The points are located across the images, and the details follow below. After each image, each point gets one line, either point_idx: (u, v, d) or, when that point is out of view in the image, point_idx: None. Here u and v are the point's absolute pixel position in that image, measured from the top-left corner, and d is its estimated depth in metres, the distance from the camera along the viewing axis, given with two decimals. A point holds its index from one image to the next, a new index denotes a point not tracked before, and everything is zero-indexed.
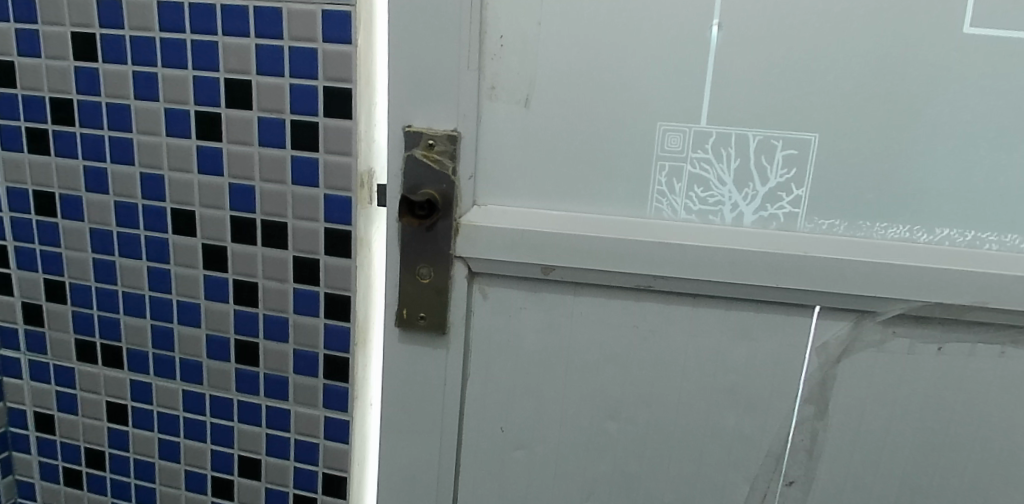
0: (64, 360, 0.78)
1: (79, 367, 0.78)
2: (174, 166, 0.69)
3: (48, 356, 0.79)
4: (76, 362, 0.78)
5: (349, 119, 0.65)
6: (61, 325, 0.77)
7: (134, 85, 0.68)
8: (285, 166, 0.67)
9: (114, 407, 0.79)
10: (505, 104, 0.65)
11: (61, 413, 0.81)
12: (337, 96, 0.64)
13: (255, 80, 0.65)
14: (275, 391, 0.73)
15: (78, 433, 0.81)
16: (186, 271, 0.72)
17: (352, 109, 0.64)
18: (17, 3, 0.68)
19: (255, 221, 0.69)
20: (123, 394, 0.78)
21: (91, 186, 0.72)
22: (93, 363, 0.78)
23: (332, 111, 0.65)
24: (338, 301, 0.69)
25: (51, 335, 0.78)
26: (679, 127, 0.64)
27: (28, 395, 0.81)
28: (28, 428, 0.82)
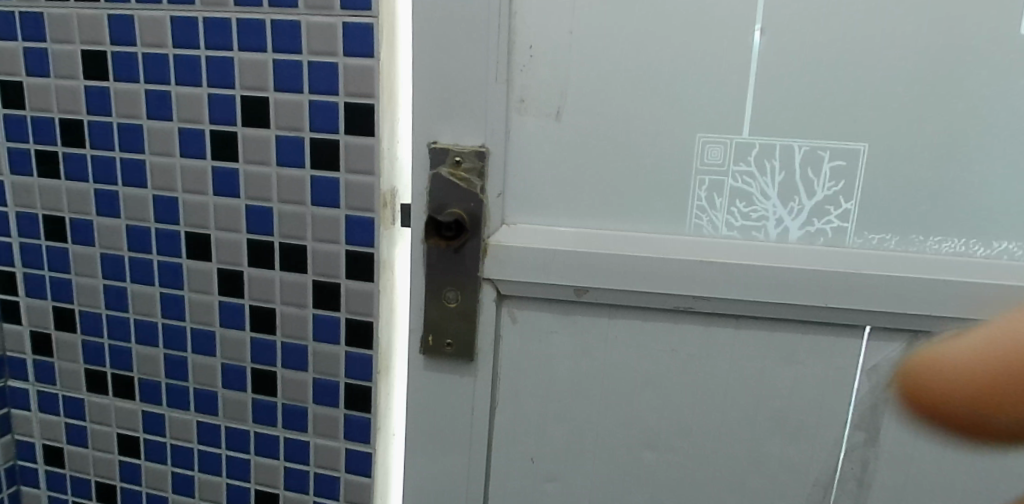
0: (74, 390, 0.75)
1: (90, 398, 0.75)
2: (188, 188, 0.66)
3: (58, 386, 0.75)
4: (87, 392, 0.75)
5: (371, 136, 0.62)
6: (72, 355, 0.74)
7: (146, 104, 0.65)
8: (304, 186, 0.64)
9: (126, 440, 0.75)
10: (535, 117, 0.62)
11: (71, 445, 0.77)
12: (359, 111, 0.61)
13: (272, 96, 0.62)
14: (293, 422, 0.69)
15: (88, 466, 0.77)
16: (201, 297, 0.69)
17: (375, 125, 0.61)
18: (26, 21, 0.66)
19: (273, 244, 0.66)
20: (135, 425, 0.74)
21: (102, 210, 0.69)
22: (104, 394, 0.74)
23: (353, 128, 0.62)
24: (361, 327, 0.66)
25: (61, 365, 0.75)
26: (720, 139, 0.61)
27: (37, 427, 0.77)
28: (37, 462, 0.79)
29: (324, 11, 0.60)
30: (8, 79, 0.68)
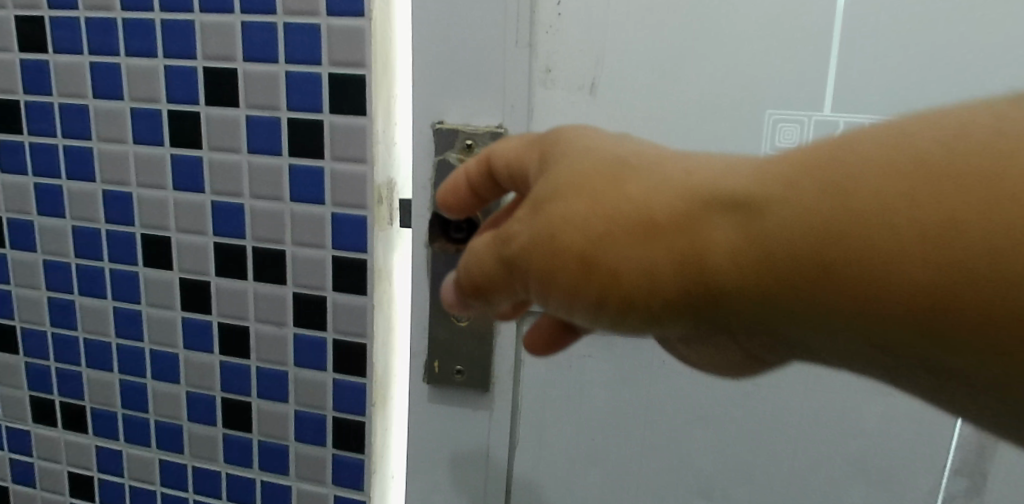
0: (18, 421, 0.64)
1: (36, 431, 0.63)
2: (143, 181, 0.55)
3: None
4: (32, 424, 0.63)
5: (362, 115, 0.50)
6: (13, 380, 0.63)
7: (92, 81, 0.54)
8: (281, 178, 0.52)
9: (77, 480, 0.63)
10: (563, 92, 0.50)
11: (15, 485, 0.65)
12: (346, 84, 0.50)
13: (241, 68, 0.51)
14: (272, 463, 0.58)
15: None
16: (161, 313, 0.57)
17: (366, 101, 0.50)
18: None
19: (246, 249, 0.54)
20: (88, 464, 0.63)
21: (44, 208, 0.58)
22: (51, 425, 0.63)
23: (340, 106, 0.50)
24: (352, 351, 0.54)
25: (2, 391, 0.63)
26: (797, 119, 0.49)
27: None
28: None
29: None
30: None
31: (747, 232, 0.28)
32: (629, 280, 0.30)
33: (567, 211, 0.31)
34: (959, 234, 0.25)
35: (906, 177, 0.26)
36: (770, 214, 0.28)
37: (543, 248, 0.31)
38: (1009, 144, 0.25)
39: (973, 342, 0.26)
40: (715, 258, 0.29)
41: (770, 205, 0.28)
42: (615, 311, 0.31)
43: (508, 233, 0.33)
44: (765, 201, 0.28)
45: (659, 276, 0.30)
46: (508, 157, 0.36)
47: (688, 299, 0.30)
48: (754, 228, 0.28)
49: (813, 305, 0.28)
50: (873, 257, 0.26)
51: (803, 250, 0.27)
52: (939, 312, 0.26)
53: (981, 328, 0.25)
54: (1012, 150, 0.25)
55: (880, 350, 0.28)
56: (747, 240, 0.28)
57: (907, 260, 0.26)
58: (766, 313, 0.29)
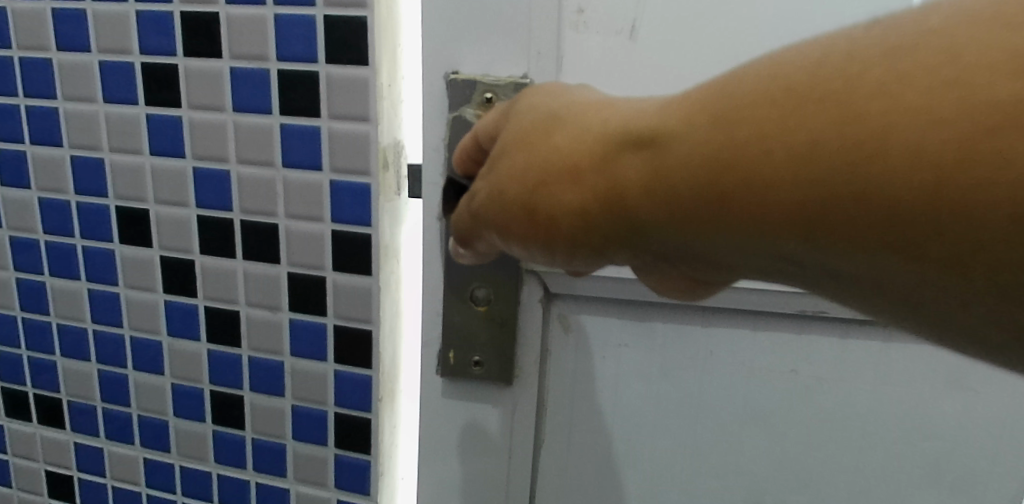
0: None
1: (9, 427, 0.57)
2: (115, 146, 0.48)
3: None
4: (5, 418, 0.57)
5: (364, 66, 0.43)
6: None
7: (54, 29, 0.47)
8: (272, 140, 0.45)
9: (55, 481, 0.57)
10: (597, 37, 0.42)
11: None
12: (345, 29, 0.43)
13: (223, 12, 0.44)
14: (267, 464, 0.51)
15: None
16: (141, 297, 0.51)
17: (369, 50, 0.43)
18: None
19: (233, 223, 0.47)
20: (67, 462, 0.57)
21: (8, 178, 0.51)
22: (26, 420, 0.57)
23: (339, 55, 0.43)
24: (356, 339, 0.48)
25: None
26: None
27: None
28: None
29: None
30: None
31: (652, 168, 0.28)
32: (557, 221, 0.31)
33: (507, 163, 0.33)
34: (856, 157, 0.23)
35: (813, 98, 0.24)
36: (671, 147, 0.27)
37: (495, 196, 0.33)
38: (916, 65, 0.22)
39: (894, 264, 0.24)
40: (630, 193, 0.29)
41: (669, 141, 0.27)
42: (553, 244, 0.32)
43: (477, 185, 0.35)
44: (666, 136, 0.28)
45: (583, 211, 0.30)
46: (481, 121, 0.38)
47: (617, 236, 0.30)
48: (660, 163, 0.28)
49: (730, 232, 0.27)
50: (773, 184, 0.25)
51: (700, 178, 0.26)
52: (846, 236, 0.24)
53: (892, 246, 0.23)
54: (930, 62, 0.22)
55: (803, 275, 0.27)
56: (655, 175, 0.28)
57: (801, 185, 0.24)
58: (689, 248, 0.28)
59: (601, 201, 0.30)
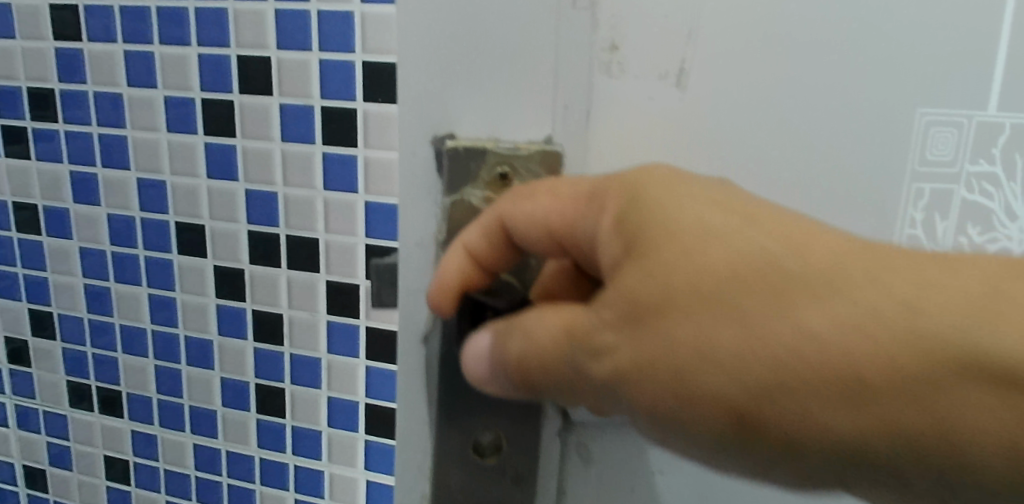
0: (55, 405, 0.64)
1: (72, 415, 0.64)
2: (177, 170, 0.54)
3: (37, 401, 0.64)
4: (70, 409, 0.64)
5: (396, 104, 0.49)
6: (50, 365, 0.63)
7: (125, 69, 0.53)
8: (314, 166, 0.51)
9: (113, 464, 0.64)
10: (635, 82, 0.45)
11: (53, 468, 0.66)
12: (380, 73, 0.49)
13: (275, 56, 0.50)
14: (305, 448, 0.58)
15: (71, 493, 0.66)
16: (196, 300, 0.57)
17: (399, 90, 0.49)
18: None
19: (279, 235, 0.53)
20: (124, 447, 0.63)
21: (80, 197, 0.58)
22: (88, 410, 0.63)
23: (374, 95, 0.49)
24: (384, 338, 0.54)
25: (40, 375, 0.64)
26: (948, 116, 0.44)
27: (15, 447, 0.66)
28: (17, 485, 0.67)
29: None
30: None
31: (887, 376, 0.28)
32: (737, 414, 0.31)
33: (691, 340, 0.31)
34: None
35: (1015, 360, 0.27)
36: (898, 366, 0.28)
37: (663, 373, 0.32)
38: None
39: None
40: (845, 412, 0.29)
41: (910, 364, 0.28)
42: (720, 435, 0.32)
43: (606, 347, 0.33)
44: (899, 372, 0.28)
45: (772, 410, 0.30)
46: (591, 228, 0.37)
47: (818, 387, 0.29)
48: (884, 382, 0.28)
49: (903, 464, 0.29)
50: (966, 427, 0.28)
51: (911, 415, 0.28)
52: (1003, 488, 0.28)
53: None
54: None
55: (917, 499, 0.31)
56: (878, 387, 0.28)
57: (997, 435, 0.28)
58: (852, 465, 0.30)
59: (801, 387, 0.29)
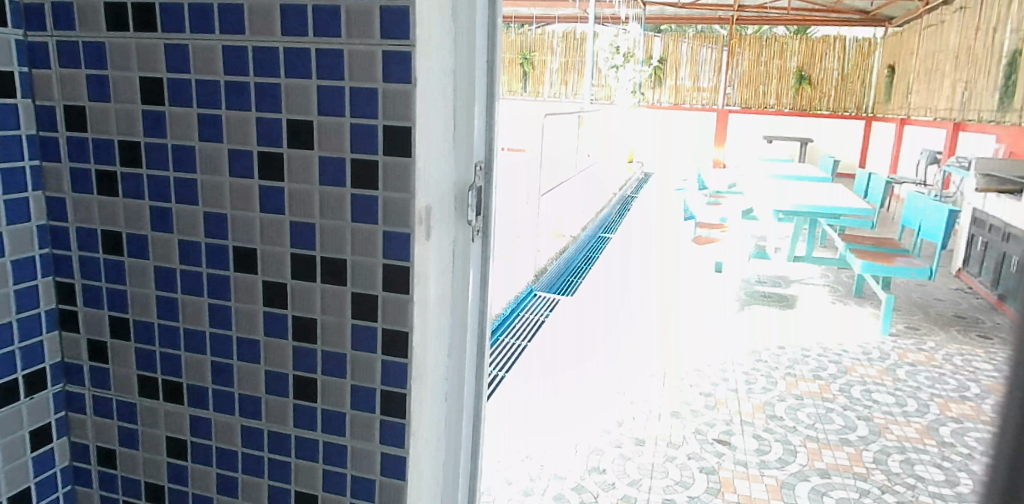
0: (126, 395, 0.80)
1: (140, 404, 0.80)
2: (236, 206, 0.70)
3: (112, 392, 0.80)
4: (139, 397, 0.80)
5: (408, 157, 0.64)
6: (124, 362, 0.79)
7: (199, 128, 0.70)
8: (345, 204, 0.66)
9: (173, 443, 0.80)
10: None
11: (122, 448, 0.82)
12: (397, 133, 0.64)
13: (316, 120, 0.66)
14: (333, 427, 0.73)
15: (138, 468, 0.82)
16: (246, 308, 0.73)
17: (412, 146, 0.64)
18: (88, 50, 0.71)
19: (315, 258, 0.69)
20: (181, 429, 0.79)
21: (156, 225, 0.74)
22: (154, 399, 0.79)
23: (391, 149, 0.64)
24: (395, 337, 0.68)
25: (115, 370, 0.80)
26: None
27: (91, 430, 0.82)
28: (90, 463, 0.83)
29: (365, 41, 0.63)
30: (70, 103, 0.73)
31: None
32: None
33: None
34: None
35: None
36: None
37: None
38: None
39: None
40: None
41: None
42: None
43: None
44: None
45: None
46: None
47: None
48: None
49: None
50: None
51: None
52: None
53: None
54: None
55: None
56: None
57: None
58: None
59: None
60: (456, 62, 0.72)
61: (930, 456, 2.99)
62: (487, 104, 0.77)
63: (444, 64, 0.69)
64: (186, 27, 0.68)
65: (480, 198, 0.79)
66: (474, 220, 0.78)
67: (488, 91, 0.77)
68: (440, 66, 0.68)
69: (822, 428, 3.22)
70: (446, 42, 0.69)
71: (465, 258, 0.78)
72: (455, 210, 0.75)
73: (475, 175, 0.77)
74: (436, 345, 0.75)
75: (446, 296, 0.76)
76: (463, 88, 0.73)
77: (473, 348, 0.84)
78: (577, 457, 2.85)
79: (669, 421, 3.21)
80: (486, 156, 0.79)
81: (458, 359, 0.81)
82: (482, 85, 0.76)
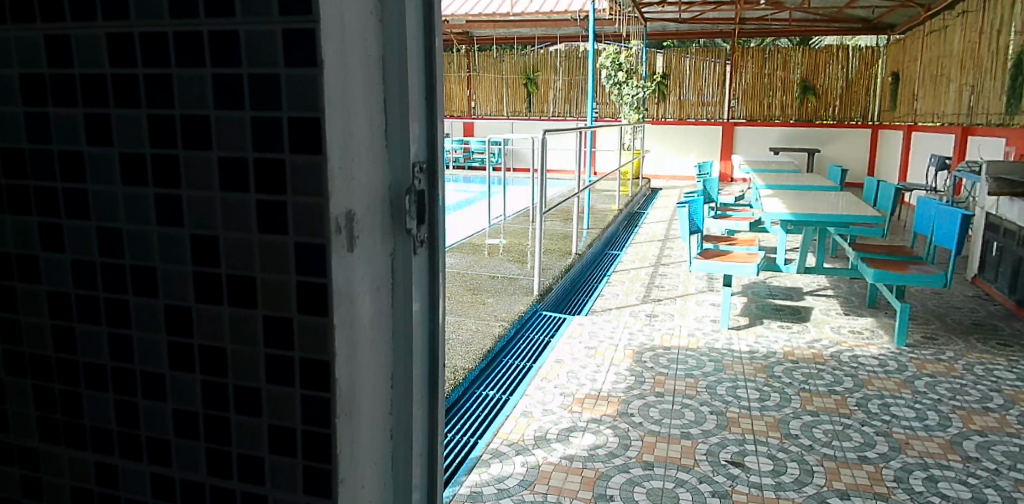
0: (26, 440, 0.70)
1: (41, 449, 0.70)
2: (130, 219, 0.61)
3: (10, 435, 0.71)
4: (39, 442, 0.70)
5: (317, 154, 0.54)
6: (21, 402, 0.69)
7: (86, 130, 0.60)
8: (250, 212, 0.57)
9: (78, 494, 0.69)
10: None
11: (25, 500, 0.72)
12: (304, 126, 0.54)
13: (213, 115, 0.56)
14: (251, 474, 0.62)
15: None
16: (147, 338, 0.63)
17: (321, 141, 0.54)
18: None
19: (220, 276, 0.59)
20: (86, 478, 0.69)
21: (46, 244, 0.64)
22: (55, 443, 0.69)
23: (297, 145, 0.54)
24: (314, 368, 0.58)
25: (13, 411, 0.70)
26: None
27: None
28: None
29: (263, 18, 0.54)
30: None
31: None
32: None
33: None
34: None
35: None
36: None
37: None
38: None
39: None
40: None
41: None
42: None
43: None
44: None
45: None
46: None
47: None
48: None
49: None
50: None
51: None
52: None
53: None
54: None
55: None
56: None
57: None
58: None
59: None
60: (384, 46, 0.62)
61: (955, 473, 2.83)
62: (426, 97, 0.68)
63: (366, 46, 0.59)
64: (66, 13, 0.59)
65: (422, 204, 0.69)
66: (415, 229, 0.68)
67: (426, 81, 0.68)
68: (361, 50, 0.59)
69: (840, 445, 3.06)
70: (367, 21, 0.59)
71: (406, 273, 0.68)
72: (390, 217, 0.65)
73: (414, 178, 0.67)
74: (372, 376, 0.65)
75: (383, 317, 0.66)
76: (394, 76, 0.63)
77: (421, 377, 0.73)
78: (583, 485, 2.71)
79: (680, 444, 3.07)
80: (428, 156, 0.69)
81: (404, 392, 0.70)
82: (418, 74, 0.66)
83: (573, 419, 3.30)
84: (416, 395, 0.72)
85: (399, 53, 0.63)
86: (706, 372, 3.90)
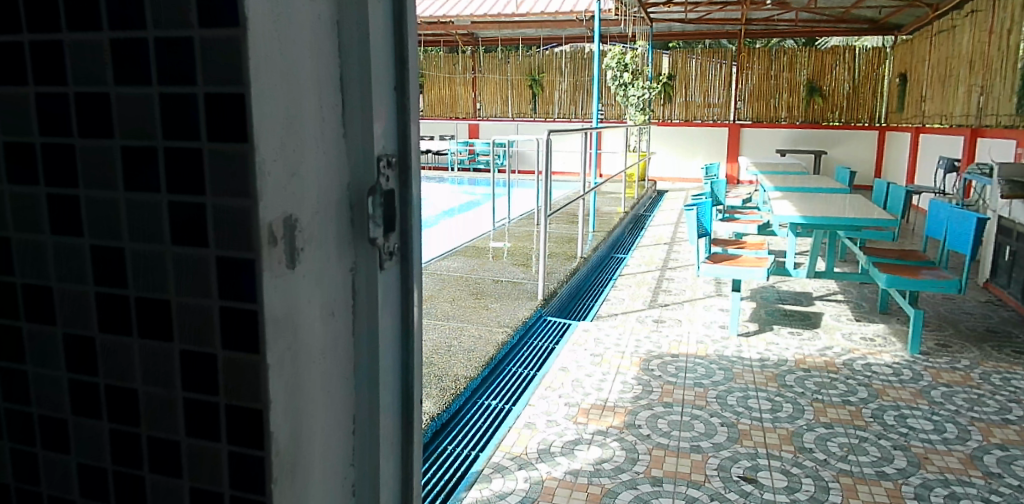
0: None
1: None
2: (21, 222, 0.53)
3: None
4: None
5: (242, 141, 0.45)
6: None
7: None
8: (161, 213, 0.48)
9: None
10: None
11: None
12: (224, 106, 0.45)
13: (113, 92, 0.48)
14: None
15: None
16: (50, 375, 0.55)
17: (247, 124, 0.45)
18: None
19: (129, 299, 0.51)
20: None
21: None
22: None
23: (216, 131, 0.45)
24: (241, 417, 0.50)
25: None
26: None
27: None
28: None
29: None
30: None
31: None
32: None
33: None
34: None
35: None
36: None
37: None
38: None
39: None
40: None
41: None
42: None
43: None
44: None
45: None
46: None
47: None
48: None
49: None
50: None
51: None
52: None
53: None
54: None
55: None
56: None
57: None
58: None
59: None
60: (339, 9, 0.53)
61: (977, 490, 2.69)
62: (397, 76, 0.60)
63: (314, 27, 0.50)
64: None
65: (391, 207, 0.60)
66: (381, 241, 0.60)
67: (397, 57, 0.59)
68: (307, 5, 0.49)
69: (856, 459, 2.93)
70: None
71: (371, 291, 0.60)
72: (350, 224, 0.57)
73: (379, 175, 0.58)
74: (325, 431, 0.56)
75: (340, 347, 0.57)
76: (350, 46, 0.54)
77: (392, 409, 0.65)
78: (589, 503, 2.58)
79: (689, 457, 2.94)
80: (400, 149, 0.61)
81: (369, 426, 0.62)
82: (383, 47, 0.57)
83: (577, 431, 3.18)
84: (386, 428, 0.64)
85: (355, 20, 0.54)
86: (715, 381, 3.77)
